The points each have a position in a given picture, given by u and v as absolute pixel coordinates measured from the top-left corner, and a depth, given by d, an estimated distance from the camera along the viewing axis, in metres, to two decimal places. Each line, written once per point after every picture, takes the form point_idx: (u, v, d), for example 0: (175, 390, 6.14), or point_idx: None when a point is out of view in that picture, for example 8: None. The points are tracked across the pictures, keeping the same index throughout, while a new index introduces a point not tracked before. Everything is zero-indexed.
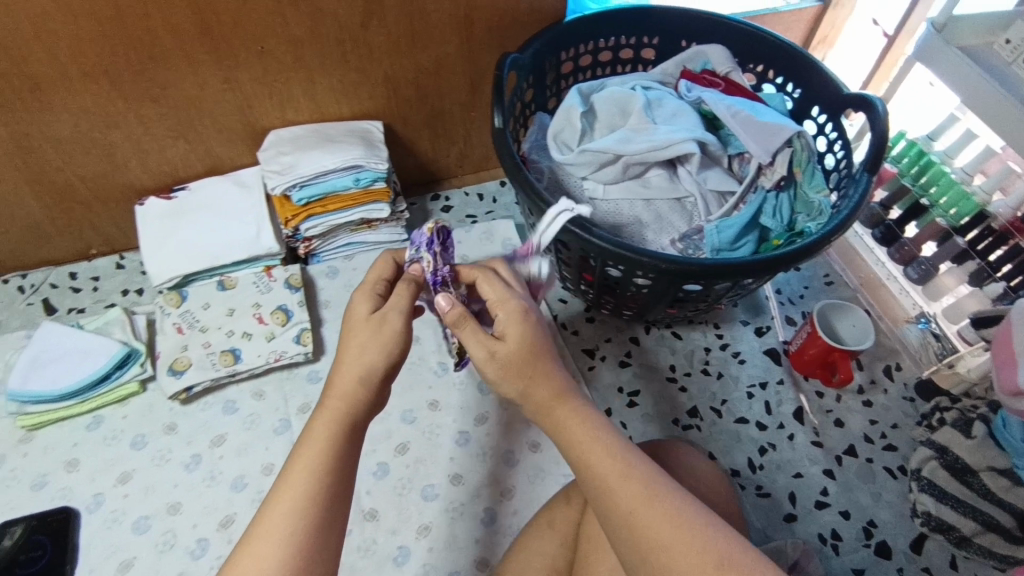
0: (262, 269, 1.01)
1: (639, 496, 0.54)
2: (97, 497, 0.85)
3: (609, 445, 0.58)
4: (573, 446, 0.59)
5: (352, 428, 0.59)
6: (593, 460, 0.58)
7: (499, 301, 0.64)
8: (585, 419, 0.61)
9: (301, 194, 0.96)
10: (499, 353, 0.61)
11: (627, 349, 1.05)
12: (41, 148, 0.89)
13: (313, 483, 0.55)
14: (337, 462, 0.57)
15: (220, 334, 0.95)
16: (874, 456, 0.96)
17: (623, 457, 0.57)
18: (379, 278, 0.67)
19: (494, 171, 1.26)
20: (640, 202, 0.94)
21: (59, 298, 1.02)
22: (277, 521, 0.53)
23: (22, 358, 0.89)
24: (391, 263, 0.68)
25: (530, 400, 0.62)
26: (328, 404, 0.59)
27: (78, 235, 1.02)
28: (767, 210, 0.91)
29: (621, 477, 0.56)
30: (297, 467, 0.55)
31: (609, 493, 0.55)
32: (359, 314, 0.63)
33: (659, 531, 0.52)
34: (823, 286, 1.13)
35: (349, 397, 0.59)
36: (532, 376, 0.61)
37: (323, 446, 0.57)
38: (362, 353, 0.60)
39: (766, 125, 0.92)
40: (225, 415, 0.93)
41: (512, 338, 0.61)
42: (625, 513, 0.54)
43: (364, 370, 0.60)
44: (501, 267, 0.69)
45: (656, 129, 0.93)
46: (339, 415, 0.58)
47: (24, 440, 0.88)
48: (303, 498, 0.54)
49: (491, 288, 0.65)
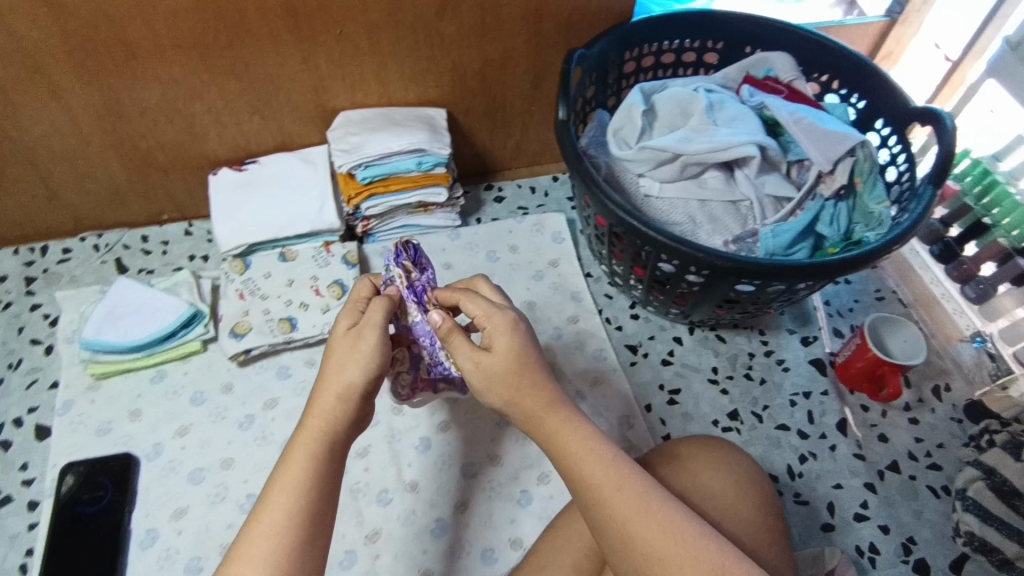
0: (322, 243, 1.04)
1: (634, 507, 0.57)
2: (157, 446, 0.90)
3: (604, 454, 0.60)
4: (565, 453, 0.61)
5: (331, 447, 0.60)
6: (587, 470, 0.60)
7: (483, 314, 0.66)
8: (574, 426, 0.63)
9: (366, 173, 0.99)
10: (484, 363, 0.64)
11: (670, 348, 1.06)
12: (130, 115, 0.94)
13: (292, 500, 0.56)
14: (318, 479, 0.58)
15: (279, 303, 0.99)
16: (917, 473, 0.94)
17: (617, 468, 0.59)
18: (358, 300, 0.70)
19: (547, 166, 1.27)
20: (695, 202, 0.95)
21: (130, 258, 1.08)
22: (259, 541, 0.53)
23: (98, 310, 0.94)
24: (368, 286, 0.71)
25: (517, 408, 0.63)
26: (307, 424, 0.61)
27: (153, 199, 1.08)
28: (824, 218, 0.91)
29: (615, 487, 0.58)
30: (280, 486, 0.56)
31: (604, 505, 0.58)
32: (342, 332, 0.66)
33: (655, 543, 0.55)
34: (874, 301, 1.11)
35: (328, 416, 0.61)
36: (519, 386, 0.63)
37: (302, 463, 0.58)
38: (343, 372, 0.62)
39: (830, 134, 0.92)
40: (278, 380, 0.97)
41: (499, 349, 0.64)
42: (619, 525, 0.57)
43: (343, 387, 0.62)
44: (480, 284, 0.73)
45: (717, 131, 0.94)
46: (318, 436, 0.60)
47: (92, 388, 0.94)
48: (282, 517, 0.55)
49: (474, 305, 0.67)
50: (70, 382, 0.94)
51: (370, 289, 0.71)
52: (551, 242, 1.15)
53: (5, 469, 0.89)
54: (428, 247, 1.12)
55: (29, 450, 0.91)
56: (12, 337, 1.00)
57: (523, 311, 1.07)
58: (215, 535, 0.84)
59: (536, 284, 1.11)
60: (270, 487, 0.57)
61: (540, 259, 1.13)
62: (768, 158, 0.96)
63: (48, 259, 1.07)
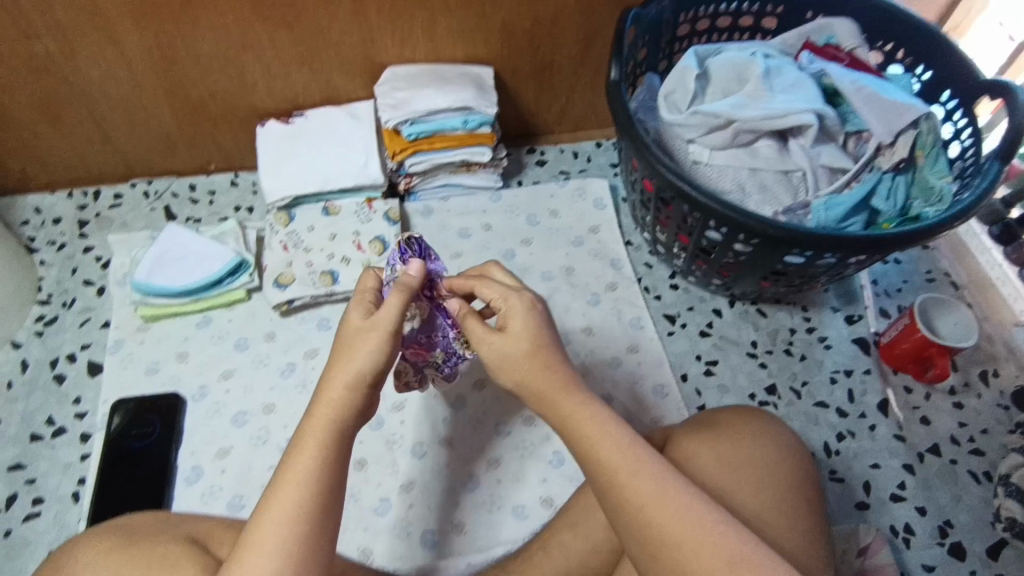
0: (365, 200, 1.04)
1: (651, 492, 0.55)
2: (202, 388, 0.93)
3: (620, 437, 0.58)
4: (580, 435, 0.60)
5: (340, 435, 0.58)
6: (603, 453, 0.58)
7: (499, 297, 0.66)
8: (588, 409, 0.61)
9: (411, 130, 0.99)
10: (498, 342, 0.63)
11: (709, 320, 1.04)
12: (182, 62, 0.95)
13: (304, 491, 0.54)
14: (327, 467, 0.56)
15: (322, 256, 0.99)
16: (959, 458, 0.93)
17: (633, 451, 0.58)
18: (366, 291, 0.66)
19: (591, 131, 1.25)
20: (746, 170, 0.92)
21: (178, 206, 1.10)
22: (269, 531, 0.52)
23: (148, 255, 0.97)
24: (373, 276, 0.68)
25: (526, 389, 0.62)
26: (316, 412, 0.58)
27: (202, 149, 1.09)
28: (880, 192, 0.88)
29: (631, 472, 0.56)
30: (289, 474, 0.55)
31: (620, 490, 0.56)
32: (355, 322, 0.63)
33: (672, 529, 0.54)
34: (924, 283, 1.08)
35: (338, 404, 0.59)
36: (532, 367, 0.62)
37: (312, 453, 0.56)
38: (354, 363, 0.60)
39: (892, 103, 0.89)
40: (319, 331, 0.98)
41: (515, 331, 0.63)
42: (635, 510, 0.55)
43: (354, 378, 0.59)
44: (496, 271, 0.71)
45: (773, 97, 0.91)
46: (328, 425, 0.58)
47: (141, 329, 0.97)
48: (292, 508, 0.53)
49: (490, 288, 0.66)
50: (121, 322, 0.98)
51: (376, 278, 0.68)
52: (592, 208, 1.14)
53: (60, 401, 0.93)
54: (468, 207, 1.12)
55: (82, 385, 0.94)
56: (66, 278, 1.03)
57: (561, 276, 1.07)
58: (256, 476, 0.87)
59: (576, 249, 1.09)
60: (280, 476, 0.55)
61: (580, 225, 1.12)
62: (826, 129, 0.92)
63: (99, 203, 1.10)
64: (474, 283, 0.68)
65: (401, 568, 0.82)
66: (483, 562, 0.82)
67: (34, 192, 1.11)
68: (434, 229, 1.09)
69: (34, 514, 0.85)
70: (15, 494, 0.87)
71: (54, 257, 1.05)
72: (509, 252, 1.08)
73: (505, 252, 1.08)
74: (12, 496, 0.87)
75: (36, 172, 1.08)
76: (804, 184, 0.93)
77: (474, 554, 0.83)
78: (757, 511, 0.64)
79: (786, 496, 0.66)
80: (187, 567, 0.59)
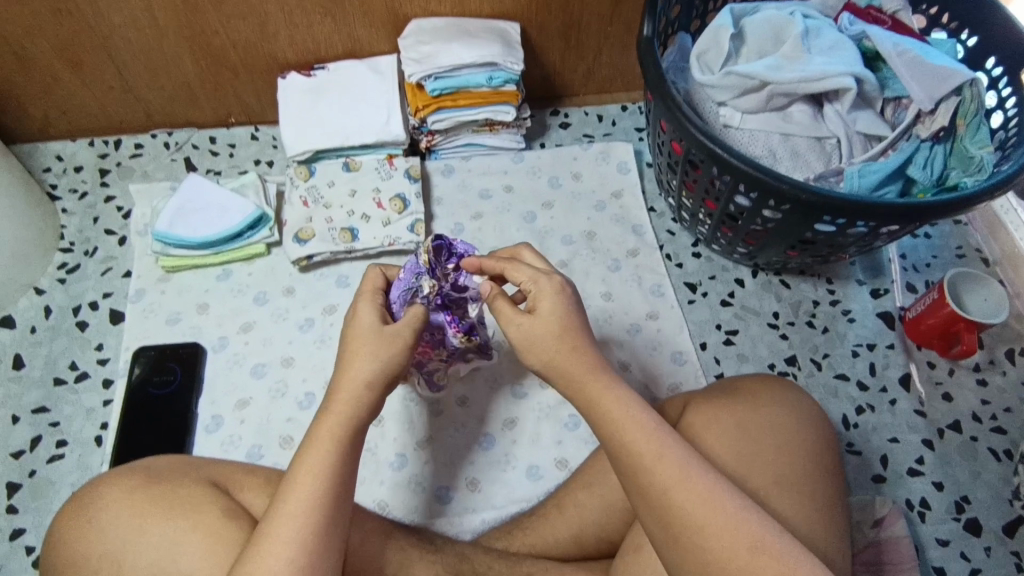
0: (385, 156, 1.02)
1: (675, 476, 0.54)
2: (222, 339, 0.94)
3: (645, 421, 0.57)
4: (604, 417, 0.59)
5: (353, 431, 0.59)
6: (628, 436, 0.57)
7: (528, 279, 0.64)
8: (617, 395, 0.59)
9: (435, 85, 0.97)
10: (527, 324, 0.62)
11: (731, 289, 1.03)
12: (204, 9, 0.94)
13: (319, 485, 0.56)
14: (341, 462, 0.58)
15: (342, 213, 0.98)
16: (980, 435, 0.91)
17: (658, 436, 0.57)
18: (374, 288, 0.69)
19: (618, 94, 1.21)
20: (778, 135, 0.90)
21: (199, 158, 1.10)
22: (284, 523, 0.54)
23: (169, 205, 0.97)
24: (378, 273, 0.70)
25: (556, 371, 0.61)
26: (331, 408, 0.60)
27: (222, 100, 1.08)
28: (918, 160, 0.85)
29: (656, 457, 0.55)
30: (303, 468, 0.57)
31: (643, 474, 0.55)
32: (365, 323, 0.64)
33: (696, 513, 0.53)
34: (953, 258, 1.05)
35: (353, 401, 0.60)
36: (561, 351, 0.61)
37: (326, 448, 0.58)
38: (368, 363, 0.61)
39: (937, 69, 0.85)
40: (338, 288, 0.98)
41: (544, 313, 0.62)
42: (659, 492, 0.54)
43: (365, 380, 0.61)
44: (527, 254, 0.70)
45: (811, 60, 0.88)
46: (343, 423, 0.59)
47: (162, 279, 0.97)
48: (308, 502, 0.55)
49: (519, 270, 0.65)
50: (142, 272, 0.98)
51: (382, 276, 0.70)
52: (615, 172, 1.11)
53: (83, 347, 0.94)
54: (490, 168, 1.10)
55: (104, 332, 0.95)
56: (88, 226, 1.03)
57: (582, 240, 1.05)
58: (275, 427, 0.88)
59: (598, 213, 1.07)
60: (295, 469, 0.57)
61: (603, 189, 1.10)
62: (863, 94, 0.90)
63: (121, 153, 1.10)
64: (501, 264, 0.67)
65: (416, 522, 0.83)
66: (497, 519, 0.83)
67: (56, 139, 1.11)
68: (454, 188, 1.07)
69: (59, 456, 0.87)
70: (40, 436, 0.88)
71: (76, 205, 1.05)
72: (530, 214, 1.06)
73: (526, 214, 1.06)
74: (37, 437, 0.88)
75: (58, 120, 1.07)
76: (837, 151, 0.90)
77: (488, 511, 0.83)
78: (778, 478, 0.64)
79: (808, 467, 0.65)
80: (210, 509, 0.61)
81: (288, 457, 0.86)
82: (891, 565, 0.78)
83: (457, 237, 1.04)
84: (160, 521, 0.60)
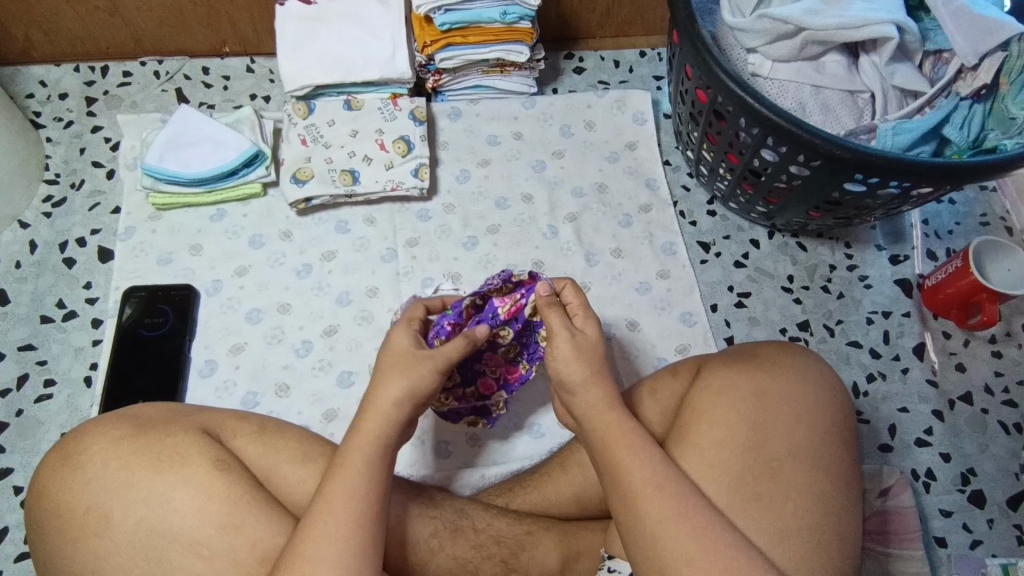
0: (388, 96, 0.96)
1: (671, 509, 0.55)
2: (216, 283, 0.90)
3: (649, 456, 0.58)
4: (609, 454, 0.59)
5: (386, 455, 0.57)
6: (627, 469, 0.58)
7: (577, 305, 0.66)
8: (627, 430, 0.60)
9: (444, 19, 0.89)
10: (577, 337, 0.63)
11: (745, 250, 0.99)
12: None
13: (352, 503, 0.54)
14: (374, 484, 0.55)
15: (342, 153, 0.92)
16: (990, 408, 0.90)
17: (659, 466, 0.58)
18: (414, 319, 0.66)
19: (636, 38, 1.14)
20: (809, 87, 0.85)
21: (191, 90, 1.04)
22: (324, 546, 0.52)
23: (158, 137, 0.91)
24: (420, 306, 0.68)
25: (578, 399, 0.62)
26: (361, 429, 0.58)
27: (215, 27, 1.02)
28: (954, 121, 0.80)
29: (654, 489, 0.56)
30: (336, 490, 0.54)
31: (637, 505, 0.56)
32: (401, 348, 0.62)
33: (688, 546, 0.54)
34: (976, 226, 1.01)
35: (383, 421, 0.58)
36: (580, 379, 0.62)
37: (358, 468, 0.55)
38: (388, 376, 0.59)
39: (984, 21, 0.77)
40: (337, 234, 0.94)
41: (591, 332, 0.64)
42: (654, 523, 0.55)
43: (393, 400, 0.58)
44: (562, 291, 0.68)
45: (850, 5, 0.81)
46: (370, 443, 0.57)
47: (153, 218, 0.93)
48: (347, 522, 0.53)
49: (575, 292, 0.67)
50: (131, 209, 0.93)
51: (424, 310, 0.67)
52: (630, 123, 1.05)
53: (70, 285, 0.91)
54: (500, 113, 1.04)
55: (92, 270, 0.92)
56: (74, 157, 0.98)
57: (593, 192, 1.00)
58: (271, 374, 0.86)
59: (610, 165, 1.02)
60: (325, 489, 0.55)
61: (617, 140, 1.04)
62: (903, 45, 0.83)
63: (108, 81, 1.04)
64: (560, 285, 0.68)
65: (413, 475, 0.81)
66: (497, 476, 0.82)
67: (39, 63, 1.04)
68: (461, 133, 1.02)
69: (46, 396, 0.85)
70: (26, 374, 0.86)
71: (61, 134, 1.00)
72: (540, 163, 1.01)
73: (534, 163, 1.01)
74: (24, 375, 0.86)
75: (40, 42, 1.01)
76: (869, 107, 0.85)
77: (488, 468, 0.82)
78: (792, 450, 0.62)
79: (826, 441, 0.63)
80: (199, 461, 0.59)
81: (284, 406, 0.84)
82: (895, 536, 0.79)
83: (463, 184, 0.99)
84: (147, 474, 0.58)
